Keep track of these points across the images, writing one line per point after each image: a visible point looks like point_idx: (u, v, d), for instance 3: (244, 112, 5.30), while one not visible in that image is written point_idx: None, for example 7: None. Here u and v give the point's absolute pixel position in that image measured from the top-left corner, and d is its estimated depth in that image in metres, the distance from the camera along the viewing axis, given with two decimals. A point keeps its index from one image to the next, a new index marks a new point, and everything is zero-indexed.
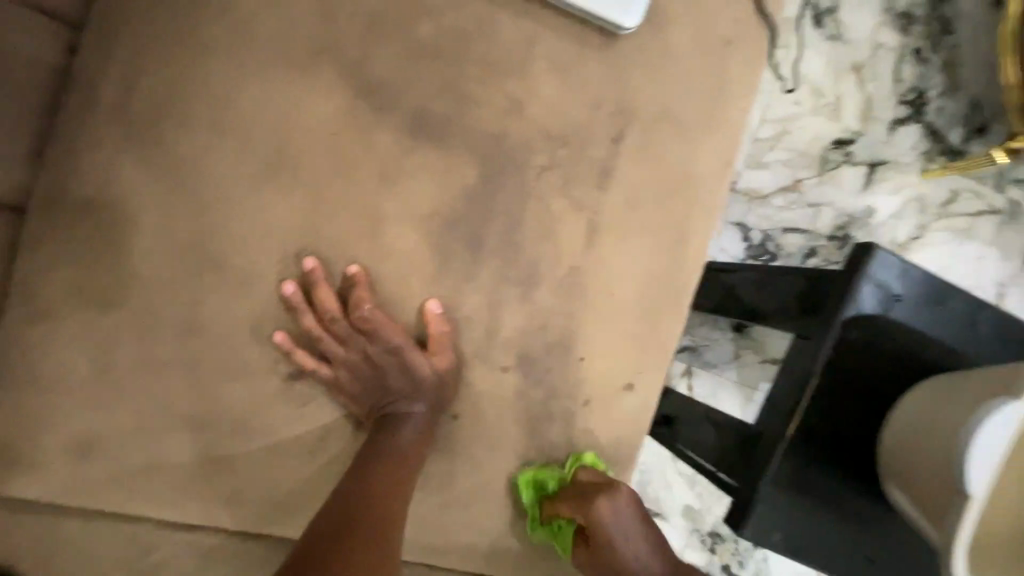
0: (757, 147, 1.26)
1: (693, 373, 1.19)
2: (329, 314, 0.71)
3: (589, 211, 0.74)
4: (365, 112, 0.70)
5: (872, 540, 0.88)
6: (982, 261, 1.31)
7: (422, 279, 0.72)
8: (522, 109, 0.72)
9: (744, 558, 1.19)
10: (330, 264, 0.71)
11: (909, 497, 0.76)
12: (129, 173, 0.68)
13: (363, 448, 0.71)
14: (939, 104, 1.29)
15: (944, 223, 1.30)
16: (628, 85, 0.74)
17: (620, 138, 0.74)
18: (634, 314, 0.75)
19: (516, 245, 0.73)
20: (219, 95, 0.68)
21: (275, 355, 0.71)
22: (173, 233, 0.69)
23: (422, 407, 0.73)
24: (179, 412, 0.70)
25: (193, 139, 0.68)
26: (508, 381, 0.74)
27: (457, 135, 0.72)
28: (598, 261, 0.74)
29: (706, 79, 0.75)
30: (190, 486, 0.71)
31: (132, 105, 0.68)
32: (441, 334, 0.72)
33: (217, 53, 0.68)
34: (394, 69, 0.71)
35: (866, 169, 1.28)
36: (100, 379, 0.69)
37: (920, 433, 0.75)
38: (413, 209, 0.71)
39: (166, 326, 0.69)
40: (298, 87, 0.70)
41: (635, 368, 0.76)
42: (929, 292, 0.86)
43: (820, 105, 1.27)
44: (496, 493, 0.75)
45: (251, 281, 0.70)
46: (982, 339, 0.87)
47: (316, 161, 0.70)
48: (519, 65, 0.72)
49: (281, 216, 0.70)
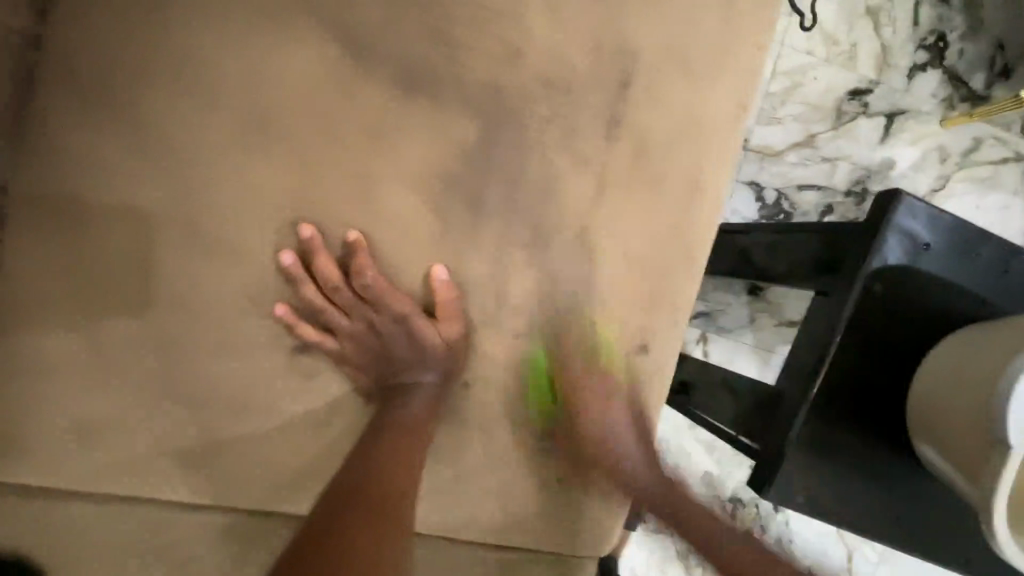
0: (769, 101, 1.19)
1: (708, 338, 1.16)
2: (331, 284, 0.68)
3: (596, 165, 0.70)
4: (353, 68, 0.66)
5: (901, 496, 0.85)
6: (1006, 211, 1.25)
7: (424, 244, 0.69)
8: (518, 57, 0.68)
9: (766, 521, 1.17)
10: (327, 233, 0.68)
11: (941, 454, 0.74)
12: (110, 145, 0.65)
13: (373, 420, 0.69)
14: (960, 47, 1.22)
15: (966, 173, 1.24)
16: (631, 25, 0.69)
17: (626, 85, 0.69)
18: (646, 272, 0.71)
19: (520, 204, 0.69)
20: (199, 57, 0.65)
21: (276, 330, 0.69)
22: (160, 207, 0.66)
23: (431, 377, 0.71)
24: (181, 391, 0.68)
25: (174, 105, 0.65)
26: (519, 347, 0.71)
27: (453, 89, 0.68)
28: (607, 218, 0.70)
29: (717, 15, 0.70)
30: (197, 466, 0.70)
31: (108, 74, 0.64)
32: (447, 301, 0.69)
33: (192, 12, 0.64)
34: (380, 20, 0.66)
35: (884, 119, 1.22)
36: (100, 361, 0.67)
37: (934, 398, 0.75)
38: (408, 171, 0.68)
39: (161, 304, 0.67)
40: (280, 45, 0.66)
41: (649, 330, 0.72)
42: (958, 241, 0.83)
43: (834, 53, 1.20)
44: (511, 462, 0.73)
45: (245, 254, 0.67)
46: (1014, 285, 0.84)
47: (307, 123, 0.66)
48: (513, 10, 0.68)
49: (271, 185, 0.67)
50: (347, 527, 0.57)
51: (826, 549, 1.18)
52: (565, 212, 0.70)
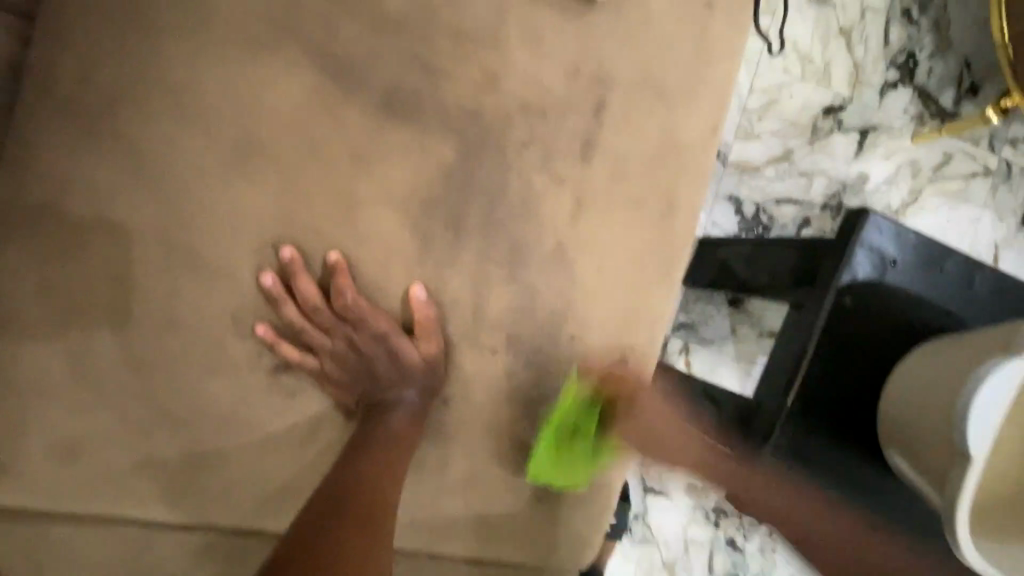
0: (747, 118, 1.23)
1: (690, 349, 1.18)
2: (311, 304, 0.69)
3: (573, 185, 0.72)
4: (335, 92, 0.68)
5: (876, 504, 0.87)
6: (977, 224, 1.29)
7: (406, 263, 0.71)
8: (497, 80, 0.70)
9: (748, 530, 1.19)
10: (311, 252, 0.69)
11: (909, 463, 0.76)
12: (94, 167, 0.66)
13: (354, 437, 0.70)
14: (929, 66, 1.27)
15: (937, 187, 1.28)
16: (605, 51, 0.71)
17: (602, 108, 0.72)
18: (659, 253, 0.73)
19: (500, 223, 0.71)
20: (184, 81, 0.66)
21: (259, 348, 0.70)
22: (145, 227, 0.67)
23: (412, 393, 0.71)
24: (164, 410, 0.69)
25: (158, 127, 0.66)
26: (500, 363, 0.73)
27: (434, 112, 0.70)
28: (584, 236, 0.72)
29: (689, 41, 0.72)
30: (180, 484, 0.70)
31: (92, 97, 0.65)
32: (427, 318, 0.70)
33: (176, 37, 0.66)
34: (362, 45, 0.68)
35: (858, 135, 1.26)
36: (82, 381, 0.68)
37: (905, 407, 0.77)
38: (390, 191, 0.69)
39: (144, 323, 0.68)
40: (264, 69, 0.67)
41: (627, 345, 0.74)
42: (923, 256, 0.87)
43: (808, 71, 1.24)
44: (493, 476, 0.74)
45: (228, 273, 0.68)
46: (978, 298, 0.87)
47: (291, 146, 0.68)
48: (491, 35, 0.70)
49: (254, 205, 0.68)
50: (326, 539, 0.58)
51: None
52: (543, 231, 0.72)
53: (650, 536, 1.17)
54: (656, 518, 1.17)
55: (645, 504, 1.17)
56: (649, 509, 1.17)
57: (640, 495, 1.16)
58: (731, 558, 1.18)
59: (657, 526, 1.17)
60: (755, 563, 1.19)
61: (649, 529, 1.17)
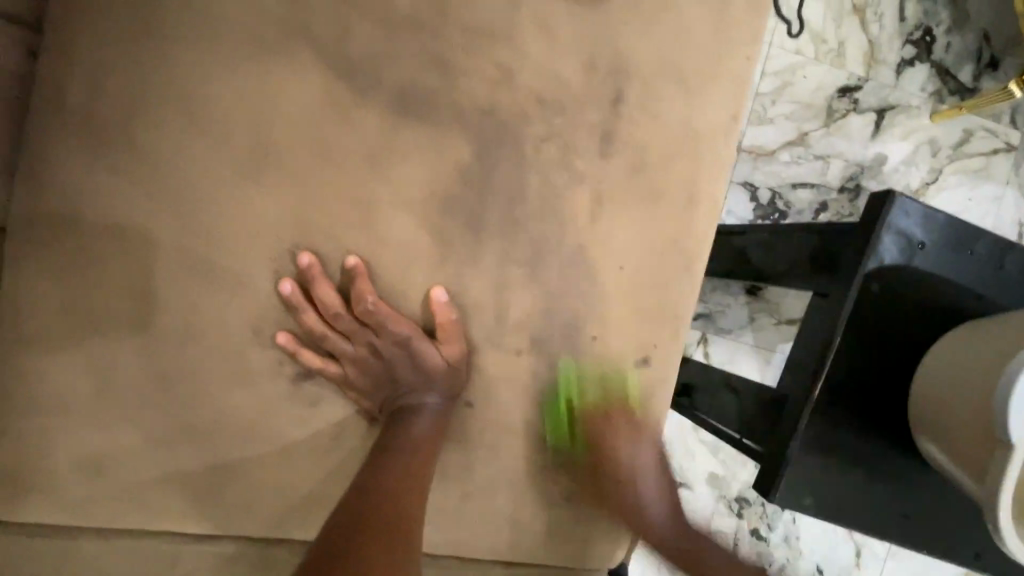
0: (760, 102, 1.20)
1: (709, 339, 1.17)
2: (332, 311, 0.67)
3: (591, 182, 0.70)
4: (345, 94, 0.67)
5: (904, 493, 0.86)
6: (1000, 201, 1.26)
7: (423, 266, 0.69)
8: (510, 76, 0.68)
9: (773, 520, 1.18)
10: (327, 258, 0.68)
11: (947, 454, 0.75)
12: (105, 178, 0.65)
13: (378, 443, 0.68)
14: (947, 41, 1.23)
15: (958, 165, 1.24)
16: (621, 41, 0.69)
17: (619, 101, 0.70)
18: (713, 192, 0.72)
19: (518, 222, 0.70)
20: (192, 89, 0.65)
21: (280, 357, 0.69)
22: (160, 239, 0.66)
23: (435, 398, 0.70)
24: (188, 420, 0.68)
25: (168, 139, 0.65)
26: (521, 365, 0.72)
27: (446, 112, 0.68)
28: (603, 233, 0.71)
29: (707, 27, 0.70)
30: (206, 494, 0.70)
31: (102, 109, 0.64)
32: (450, 322, 0.69)
33: (182, 46, 0.64)
34: (370, 46, 0.67)
35: (875, 115, 1.22)
36: (103, 393, 0.67)
37: (930, 396, 0.77)
38: (405, 194, 0.68)
39: (165, 335, 0.67)
40: (272, 74, 0.66)
41: (649, 341, 0.73)
42: (953, 238, 0.83)
43: (823, 51, 1.21)
44: (519, 477, 0.73)
45: (246, 283, 0.67)
46: (1009, 281, 0.83)
47: (303, 152, 0.67)
48: (504, 29, 0.68)
49: (268, 213, 0.67)
50: (356, 559, 0.55)
51: (834, 545, 1.19)
52: (558, 226, 0.70)
53: None
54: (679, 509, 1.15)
55: None
56: None
57: None
58: (756, 548, 1.17)
59: None
60: (780, 552, 1.17)
61: None
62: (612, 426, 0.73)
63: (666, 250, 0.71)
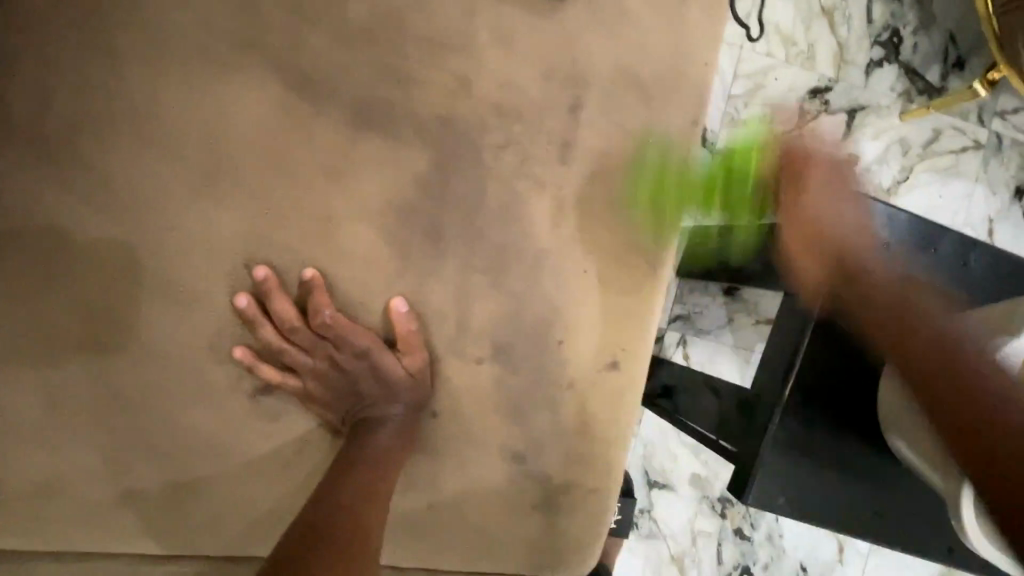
0: (732, 104, 1.21)
1: (688, 341, 1.18)
2: (289, 324, 0.67)
3: (554, 189, 0.70)
4: (301, 105, 0.66)
5: (877, 491, 0.86)
6: (970, 198, 1.27)
7: (384, 276, 0.69)
8: (468, 84, 0.68)
9: (756, 519, 1.18)
10: (284, 270, 0.67)
11: (911, 447, 0.75)
12: (53, 193, 0.64)
13: (339, 459, 0.67)
14: (914, 41, 1.25)
15: (928, 163, 1.26)
16: (579, 48, 0.69)
17: (578, 107, 0.70)
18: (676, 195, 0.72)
19: (479, 229, 0.69)
20: (143, 101, 0.64)
21: (239, 372, 0.68)
22: (112, 255, 0.65)
23: (399, 409, 0.69)
24: (146, 439, 0.67)
25: (120, 153, 0.64)
26: (486, 374, 0.71)
27: (404, 122, 0.68)
28: (566, 239, 0.70)
29: (665, 32, 0.70)
30: (167, 514, 0.68)
31: (49, 124, 0.63)
32: (411, 332, 0.68)
33: (132, 60, 0.64)
34: (325, 56, 0.66)
35: (846, 115, 1.24)
36: (56, 413, 0.66)
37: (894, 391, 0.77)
38: (364, 204, 0.68)
39: (120, 352, 0.66)
40: (225, 86, 0.65)
41: (616, 346, 0.72)
42: (917, 236, 0.85)
43: (793, 53, 1.22)
44: (488, 488, 0.72)
45: (202, 298, 0.66)
46: (974, 277, 0.87)
47: (259, 163, 0.66)
48: (460, 37, 0.68)
49: (224, 226, 0.66)
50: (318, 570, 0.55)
51: (816, 542, 1.19)
52: (520, 233, 0.70)
53: (657, 530, 1.16)
54: (662, 511, 1.16)
55: (650, 498, 1.15)
56: (654, 503, 1.15)
57: (645, 489, 1.15)
58: (739, 547, 1.17)
59: (663, 520, 1.16)
60: (764, 550, 1.18)
61: (656, 523, 1.16)
62: (580, 432, 0.73)
63: (629, 254, 0.71)
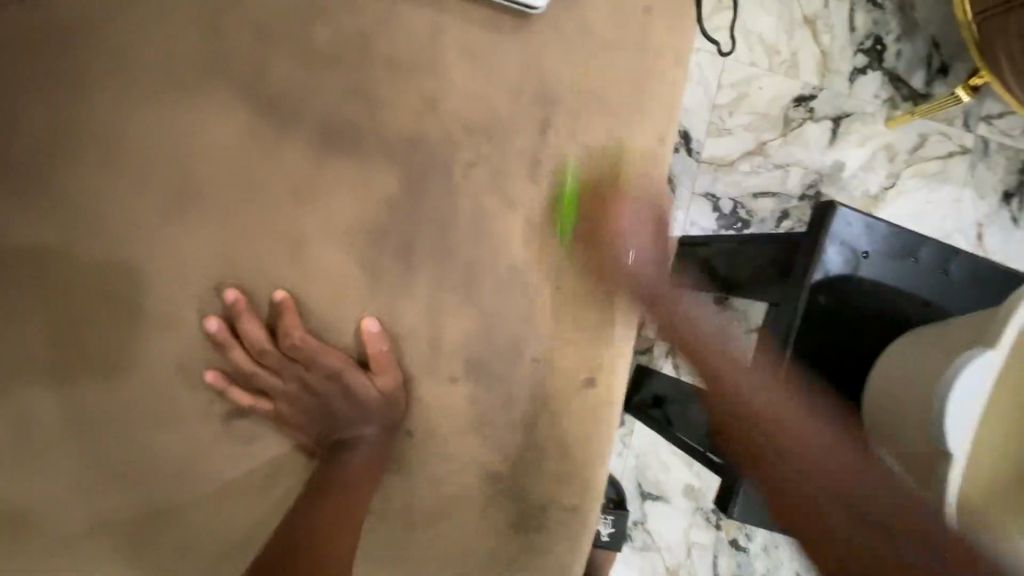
0: (717, 114, 1.21)
1: (678, 351, 1.18)
2: (259, 347, 0.67)
3: (524, 207, 0.70)
4: (270, 127, 0.67)
5: None
6: (958, 203, 1.27)
7: (356, 297, 0.69)
8: (436, 104, 0.69)
9: (751, 529, 1.17)
10: (256, 293, 0.67)
11: None
12: (21, 221, 0.64)
13: (313, 479, 0.67)
14: (898, 49, 1.25)
15: (915, 169, 1.27)
16: (546, 67, 0.70)
17: (546, 126, 0.70)
18: None
19: (449, 248, 0.69)
20: (110, 128, 0.64)
21: (211, 396, 0.68)
22: (80, 280, 0.65)
23: (373, 430, 0.69)
24: (116, 465, 0.67)
25: (88, 179, 0.64)
26: (460, 393, 0.71)
27: (373, 142, 0.68)
28: (536, 257, 0.70)
29: (632, 50, 0.71)
30: (136, 540, 0.67)
31: (16, 152, 0.63)
32: (383, 352, 0.68)
33: (99, 88, 0.64)
34: (294, 79, 0.67)
35: (831, 123, 1.24)
36: (23, 440, 0.65)
37: None
38: (334, 225, 0.68)
39: (88, 378, 0.66)
40: (194, 110, 0.65)
41: (592, 362, 0.72)
42: (897, 245, 0.85)
43: (776, 63, 1.22)
44: (466, 508, 0.72)
45: (172, 321, 0.66)
46: (954, 286, 0.86)
47: (228, 186, 0.66)
48: (427, 58, 0.68)
49: (194, 249, 0.66)
50: None
51: None
52: (491, 251, 0.70)
53: (651, 542, 1.15)
54: (655, 523, 1.15)
55: (643, 510, 1.14)
56: (647, 515, 1.14)
57: (638, 501, 1.14)
58: (734, 559, 1.16)
59: (657, 531, 1.15)
60: (759, 562, 1.17)
61: (649, 535, 1.15)
62: (556, 449, 0.72)
63: (602, 270, 0.71)
